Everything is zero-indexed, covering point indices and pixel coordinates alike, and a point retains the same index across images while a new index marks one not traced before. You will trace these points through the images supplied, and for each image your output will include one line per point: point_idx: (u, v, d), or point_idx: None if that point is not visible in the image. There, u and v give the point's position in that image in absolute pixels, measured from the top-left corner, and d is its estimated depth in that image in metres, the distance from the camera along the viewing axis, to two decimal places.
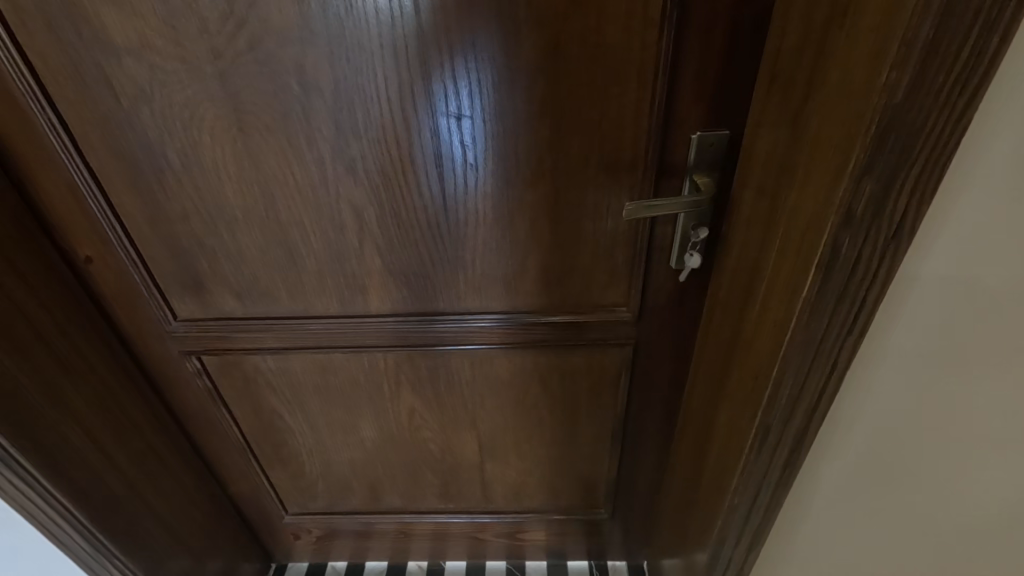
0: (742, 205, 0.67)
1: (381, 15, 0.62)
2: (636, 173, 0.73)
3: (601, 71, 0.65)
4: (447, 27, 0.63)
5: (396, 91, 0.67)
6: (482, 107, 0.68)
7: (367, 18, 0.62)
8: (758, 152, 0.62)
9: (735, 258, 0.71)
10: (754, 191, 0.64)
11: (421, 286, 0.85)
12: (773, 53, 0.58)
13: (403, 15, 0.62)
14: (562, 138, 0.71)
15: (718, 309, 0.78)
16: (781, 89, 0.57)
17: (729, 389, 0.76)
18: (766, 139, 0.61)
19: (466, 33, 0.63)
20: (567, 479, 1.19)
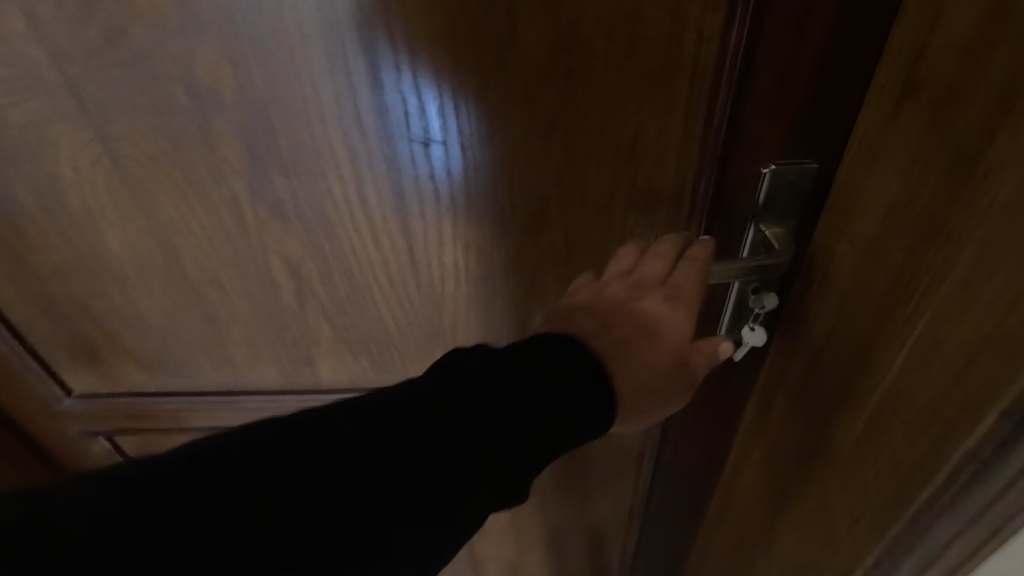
0: (822, 277, 0.46)
1: None
2: (679, 214, 0.52)
3: (634, 79, 0.44)
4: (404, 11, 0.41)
5: (332, 106, 0.46)
6: (459, 126, 0.47)
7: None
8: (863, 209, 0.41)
9: (802, 343, 0.50)
10: (849, 262, 0.43)
11: (389, 355, 0.64)
12: (913, 59, 0.35)
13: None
14: (576, 169, 0.49)
15: (764, 401, 0.57)
16: (922, 118, 0.36)
17: (786, 513, 0.56)
18: (878, 188, 0.39)
19: (434, 19, 0.42)
20: (572, 554, 1.00)
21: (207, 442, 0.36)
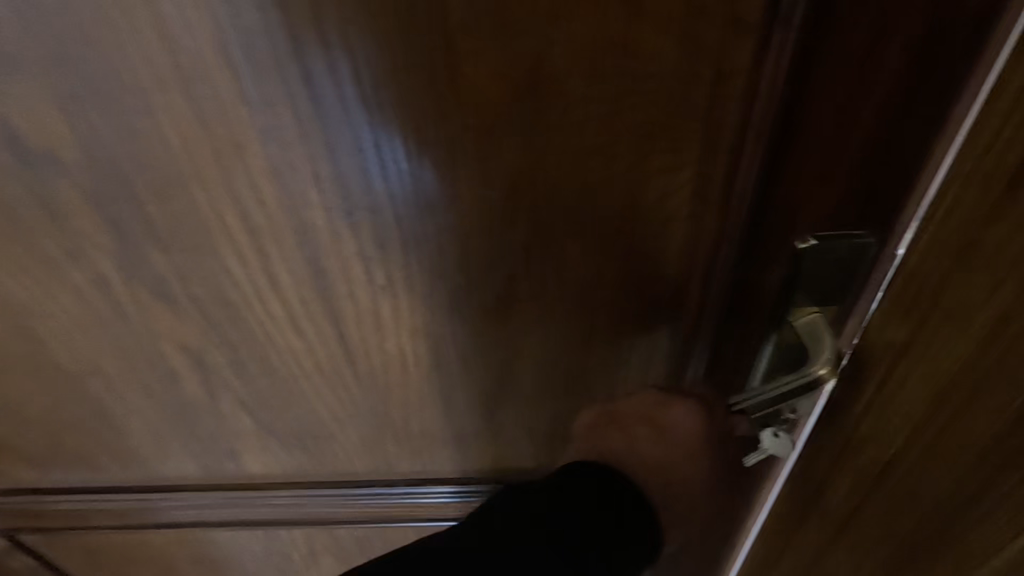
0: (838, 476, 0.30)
1: (144, 18, 0.28)
2: (687, 299, 0.40)
3: (627, 129, 0.32)
4: (300, 45, 0.29)
5: (215, 169, 0.33)
6: (391, 194, 0.35)
7: (116, 25, 0.28)
8: (912, 378, 0.25)
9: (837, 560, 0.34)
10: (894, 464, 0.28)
11: (329, 450, 0.53)
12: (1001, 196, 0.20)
13: (192, 19, 0.28)
14: (550, 243, 0.37)
15: None
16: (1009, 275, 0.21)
17: None
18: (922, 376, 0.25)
19: (339, 57, 0.29)
20: None
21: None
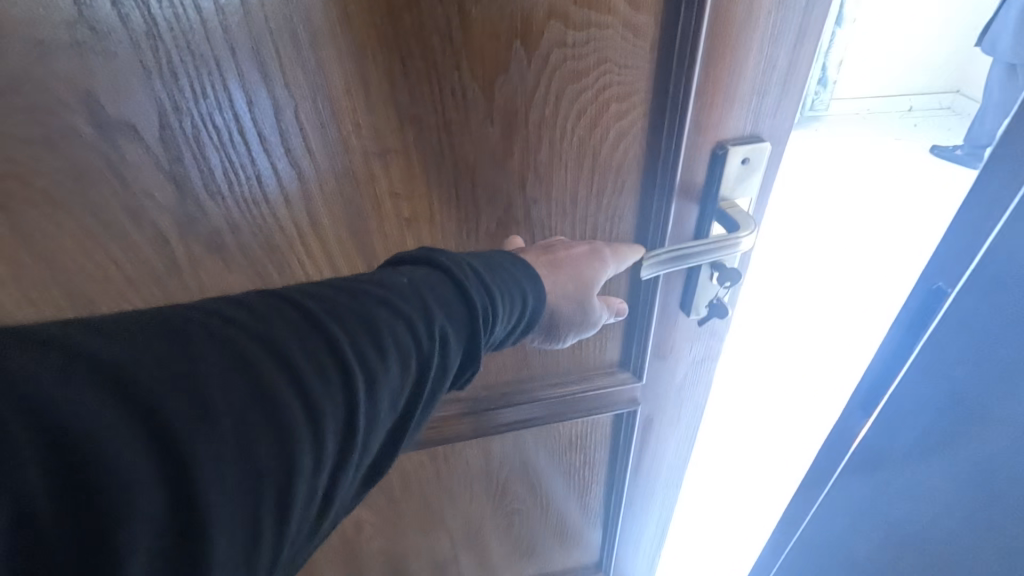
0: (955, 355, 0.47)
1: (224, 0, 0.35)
2: (645, 205, 0.52)
3: (591, 70, 0.43)
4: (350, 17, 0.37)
5: (271, 123, 0.41)
6: (416, 138, 0.44)
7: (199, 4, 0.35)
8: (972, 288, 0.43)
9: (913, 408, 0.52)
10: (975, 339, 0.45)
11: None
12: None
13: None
14: (540, 167, 0.48)
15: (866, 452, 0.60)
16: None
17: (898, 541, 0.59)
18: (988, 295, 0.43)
19: (379, 25, 0.38)
20: (560, 546, 1.00)
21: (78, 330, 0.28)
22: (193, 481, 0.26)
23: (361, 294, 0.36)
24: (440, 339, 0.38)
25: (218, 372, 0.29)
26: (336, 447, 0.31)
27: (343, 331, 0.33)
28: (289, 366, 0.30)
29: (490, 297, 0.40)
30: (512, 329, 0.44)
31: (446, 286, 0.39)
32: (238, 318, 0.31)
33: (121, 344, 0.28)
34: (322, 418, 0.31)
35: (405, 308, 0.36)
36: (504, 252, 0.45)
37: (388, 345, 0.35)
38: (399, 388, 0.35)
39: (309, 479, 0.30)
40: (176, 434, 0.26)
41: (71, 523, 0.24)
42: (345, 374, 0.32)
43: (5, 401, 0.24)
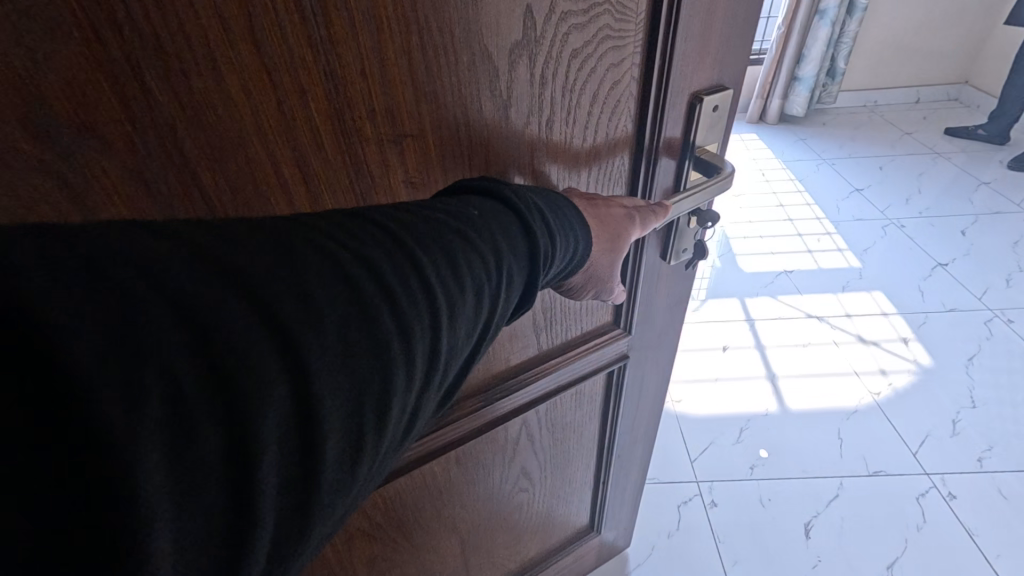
0: None
1: None
2: (635, 160, 0.54)
3: (591, 34, 0.43)
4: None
5: (275, 112, 0.34)
6: (433, 114, 0.40)
7: None
8: None
9: None
10: None
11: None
12: None
13: None
14: (547, 136, 0.47)
15: None
16: None
17: None
18: None
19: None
20: (559, 518, 1.01)
21: (187, 226, 0.26)
22: (316, 384, 0.25)
23: (439, 226, 0.34)
24: (507, 275, 0.36)
25: (330, 282, 0.27)
26: (424, 362, 0.30)
27: (428, 257, 0.32)
28: (387, 286, 0.29)
29: (548, 232, 0.39)
30: (556, 277, 0.42)
31: (509, 219, 0.37)
32: (337, 236, 0.30)
33: (236, 250, 0.26)
34: (415, 333, 0.30)
35: (477, 241, 0.34)
36: (563, 198, 0.43)
37: (466, 274, 0.33)
38: (473, 316, 0.34)
39: (405, 389, 0.29)
40: (301, 333, 0.25)
41: (216, 410, 0.23)
42: (433, 296, 0.31)
43: (146, 280, 0.23)
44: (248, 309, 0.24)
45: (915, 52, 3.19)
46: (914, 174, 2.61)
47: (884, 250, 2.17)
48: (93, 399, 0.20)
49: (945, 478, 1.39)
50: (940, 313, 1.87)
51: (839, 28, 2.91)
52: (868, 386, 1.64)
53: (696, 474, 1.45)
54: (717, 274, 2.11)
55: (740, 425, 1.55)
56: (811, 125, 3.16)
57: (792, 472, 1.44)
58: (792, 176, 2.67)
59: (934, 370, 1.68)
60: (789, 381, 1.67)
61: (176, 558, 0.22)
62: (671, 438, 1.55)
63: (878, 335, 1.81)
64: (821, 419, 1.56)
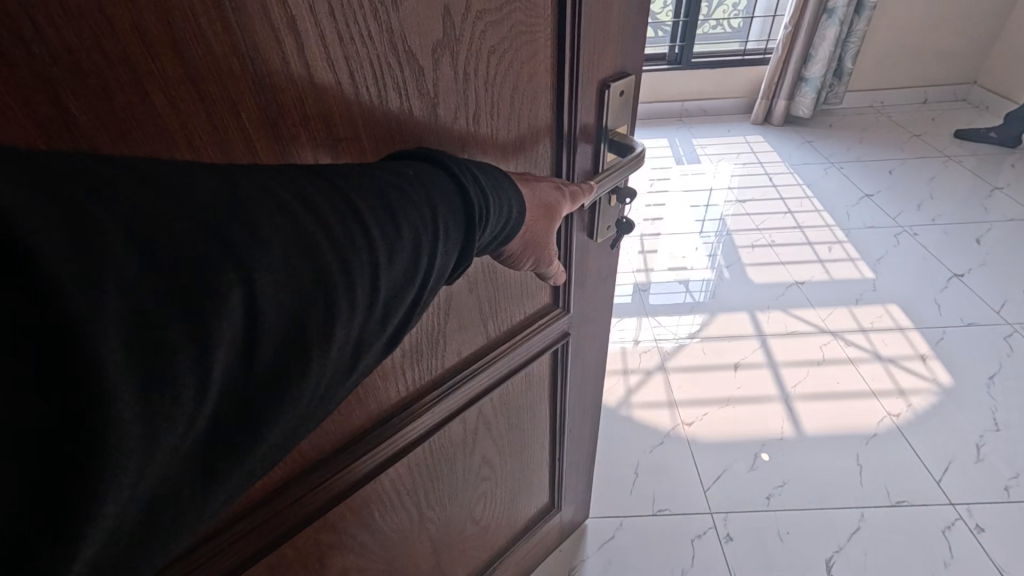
0: None
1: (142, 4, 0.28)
2: (557, 147, 0.58)
3: (505, 33, 0.46)
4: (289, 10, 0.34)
5: (208, 118, 0.33)
6: (368, 116, 0.41)
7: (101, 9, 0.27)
8: None
9: None
10: None
11: (342, 415, 0.55)
12: None
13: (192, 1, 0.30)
14: (476, 131, 0.49)
15: None
16: None
17: None
18: None
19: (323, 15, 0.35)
20: (521, 502, 1.04)
21: (139, 159, 0.26)
22: (262, 305, 0.26)
23: (380, 179, 0.34)
24: (443, 228, 0.36)
25: (281, 224, 0.27)
26: (366, 297, 0.31)
27: (370, 206, 0.32)
28: (327, 225, 0.29)
29: (484, 199, 0.39)
30: (489, 245, 0.43)
31: (447, 183, 0.38)
32: (287, 182, 0.30)
33: (191, 183, 0.26)
34: (358, 276, 0.30)
35: (416, 196, 0.35)
36: (497, 167, 0.43)
37: (403, 221, 0.33)
38: (410, 263, 0.34)
39: (347, 321, 0.30)
40: (249, 256, 0.26)
41: (168, 323, 0.23)
42: (370, 236, 0.31)
43: (103, 201, 0.23)
44: (200, 238, 0.24)
45: (921, 52, 3.06)
46: (922, 180, 2.51)
47: (897, 259, 2.08)
48: (56, 306, 0.20)
49: (972, 509, 1.29)
50: (958, 327, 1.77)
51: (847, 27, 2.81)
52: (887, 407, 1.54)
53: (710, 506, 1.34)
54: (725, 286, 2.03)
55: (754, 452, 1.45)
56: (819, 127, 3.07)
57: (806, 505, 1.33)
58: (800, 182, 2.59)
59: (956, 391, 1.57)
60: (806, 402, 1.57)
61: (134, 466, 0.22)
62: (678, 462, 1.45)
63: (896, 351, 1.71)
64: (841, 442, 1.46)
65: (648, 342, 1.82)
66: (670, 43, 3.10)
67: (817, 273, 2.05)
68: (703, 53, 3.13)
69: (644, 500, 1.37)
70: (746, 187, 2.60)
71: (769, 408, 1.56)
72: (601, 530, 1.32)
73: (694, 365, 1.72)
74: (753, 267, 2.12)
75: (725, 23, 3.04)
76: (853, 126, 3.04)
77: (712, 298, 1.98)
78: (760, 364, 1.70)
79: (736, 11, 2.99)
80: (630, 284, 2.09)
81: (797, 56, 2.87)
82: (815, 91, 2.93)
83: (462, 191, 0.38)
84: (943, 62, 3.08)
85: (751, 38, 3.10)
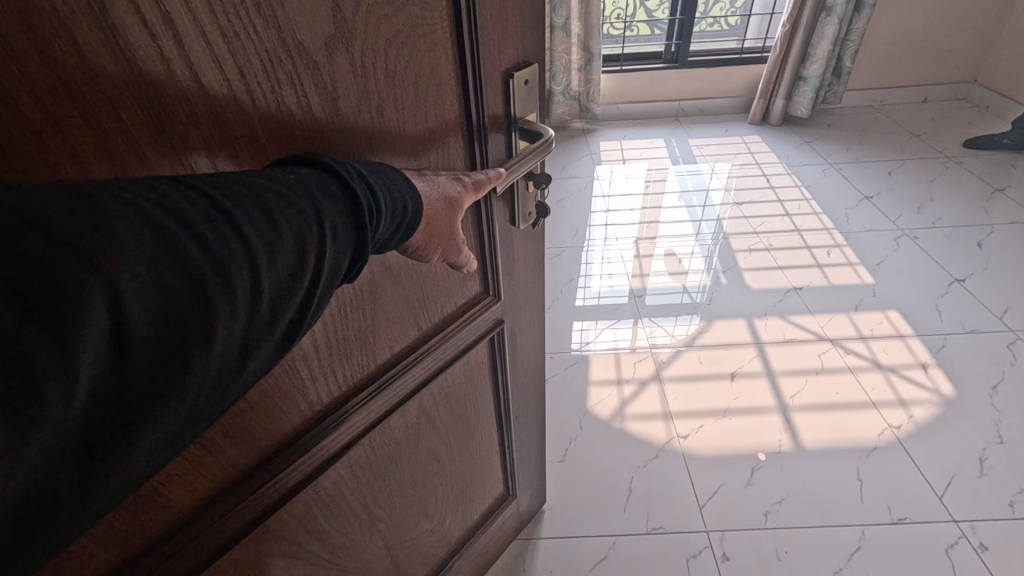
0: None
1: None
2: (468, 138, 0.59)
3: (399, 25, 0.47)
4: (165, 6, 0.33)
5: (84, 122, 0.33)
6: (263, 115, 0.41)
7: None
8: None
9: None
10: None
11: (269, 420, 0.54)
12: None
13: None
14: (381, 124, 0.50)
15: None
16: None
17: None
18: None
19: (202, 12, 0.35)
20: (475, 493, 1.05)
21: None
22: (130, 313, 0.26)
23: (260, 187, 0.34)
24: (329, 226, 0.36)
25: (147, 238, 0.27)
26: (247, 298, 0.31)
27: (249, 215, 0.32)
28: (198, 232, 0.29)
29: (374, 200, 0.40)
30: (387, 242, 0.44)
31: (335, 186, 0.38)
32: (157, 194, 0.29)
33: (45, 198, 0.25)
34: (238, 285, 0.31)
35: (299, 201, 0.35)
36: (386, 163, 0.44)
37: (283, 222, 0.34)
38: (297, 266, 0.34)
39: (228, 322, 0.30)
40: (114, 270, 0.25)
41: (30, 344, 0.23)
42: (246, 239, 0.31)
43: None
44: (59, 256, 0.24)
45: (924, 52, 2.98)
46: (923, 182, 2.47)
47: (897, 262, 2.05)
48: None
49: (975, 526, 1.26)
50: (959, 335, 1.74)
51: (847, 26, 2.73)
52: (888, 419, 1.51)
53: (706, 524, 1.30)
54: (721, 293, 1.98)
55: (751, 463, 1.43)
56: (818, 127, 3.00)
57: (809, 521, 1.30)
58: (799, 184, 2.55)
59: (958, 400, 1.55)
60: (804, 414, 1.54)
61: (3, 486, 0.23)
62: (672, 477, 1.41)
63: (896, 359, 1.68)
64: (841, 456, 1.43)
65: (645, 350, 1.77)
66: (666, 42, 3.04)
67: (816, 279, 2.01)
68: (699, 52, 3.07)
69: (640, 517, 1.33)
70: (744, 189, 2.55)
71: (768, 420, 1.53)
72: (595, 552, 1.27)
73: (690, 375, 1.67)
74: (751, 272, 2.07)
75: (722, 20, 2.98)
76: (852, 126, 2.98)
77: (710, 303, 1.94)
78: (757, 373, 1.67)
79: (734, 8, 2.95)
80: (625, 290, 2.02)
81: (795, 56, 2.80)
82: (812, 90, 2.87)
83: (350, 193, 0.39)
84: (946, 61, 3.02)
85: (749, 37, 3.05)
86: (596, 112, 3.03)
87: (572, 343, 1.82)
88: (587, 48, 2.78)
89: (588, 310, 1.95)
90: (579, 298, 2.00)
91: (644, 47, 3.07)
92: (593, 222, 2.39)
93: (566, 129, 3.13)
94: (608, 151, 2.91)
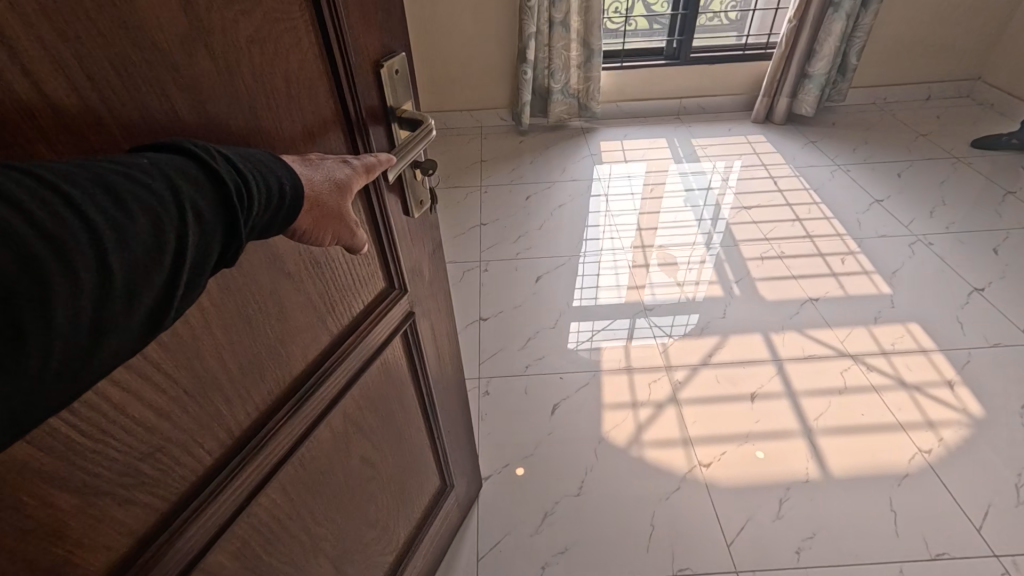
0: None
1: None
2: (348, 129, 0.59)
3: (259, 19, 0.45)
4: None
5: None
6: (126, 118, 0.38)
7: None
8: None
9: None
10: None
11: (189, 455, 0.50)
12: None
13: None
14: (258, 120, 0.48)
15: None
16: None
17: None
18: None
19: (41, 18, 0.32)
20: (414, 491, 1.05)
21: None
22: None
23: (104, 170, 0.32)
24: (191, 210, 0.35)
25: None
26: (94, 283, 0.29)
27: (91, 198, 0.30)
28: (27, 217, 0.27)
29: (241, 181, 0.39)
30: (267, 228, 0.42)
31: (195, 168, 0.36)
32: None
33: None
34: (81, 269, 0.29)
35: (151, 183, 0.33)
36: (261, 151, 0.43)
37: (135, 207, 0.32)
38: (154, 249, 0.32)
39: (71, 309, 0.28)
40: None
41: None
42: (90, 224, 0.29)
43: None
44: None
45: (922, 52, 3.10)
46: (931, 185, 2.57)
47: (920, 267, 2.12)
48: None
49: (1018, 562, 1.27)
50: (983, 350, 1.78)
51: (853, 21, 2.81)
52: (918, 442, 1.53)
53: (736, 565, 1.30)
54: (735, 303, 2.02)
55: (778, 497, 1.43)
56: (816, 128, 3.09)
57: (839, 559, 1.30)
58: (806, 188, 2.63)
59: (985, 421, 1.58)
60: (827, 437, 1.56)
61: None
62: (700, 529, 1.37)
63: (921, 377, 1.71)
64: (873, 484, 1.45)
65: (660, 369, 1.77)
66: (669, 37, 3.06)
67: (832, 288, 2.05)
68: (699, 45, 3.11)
69: (665, 558, 1.32)
70: (749, 192, 2.62)
71: (795, 447, 1.54)
72: None
73: (705, 397, 1.68)
74: (766, 279, 2.13)
75: (722, 15, 3.04)
76: (848, 125, 3.10)
77: (725, 316, 1.96)
78: (778, 394, 1.68)
79: (734, 4, 3.01)
80: (634, 301, 2.04)
81: (800, 55, 2.87)
82: (817, 87, 2.95)
83: (211, 175, 0.37)
84: (943, 61, 3.14)
85: (750, 32, 3.11)
86: (595, 111, 3.08)
87: (570, 342, 1.88)
88: (587, 45, 2.80)
89: (588, 311, 2.00)
90: (577, 298, 2.05)
91: (643, 40, 3.09)
92: (594, 222, 2.44)
93: (566, 128, 3.16)
94: (609, 151, 2.95)
